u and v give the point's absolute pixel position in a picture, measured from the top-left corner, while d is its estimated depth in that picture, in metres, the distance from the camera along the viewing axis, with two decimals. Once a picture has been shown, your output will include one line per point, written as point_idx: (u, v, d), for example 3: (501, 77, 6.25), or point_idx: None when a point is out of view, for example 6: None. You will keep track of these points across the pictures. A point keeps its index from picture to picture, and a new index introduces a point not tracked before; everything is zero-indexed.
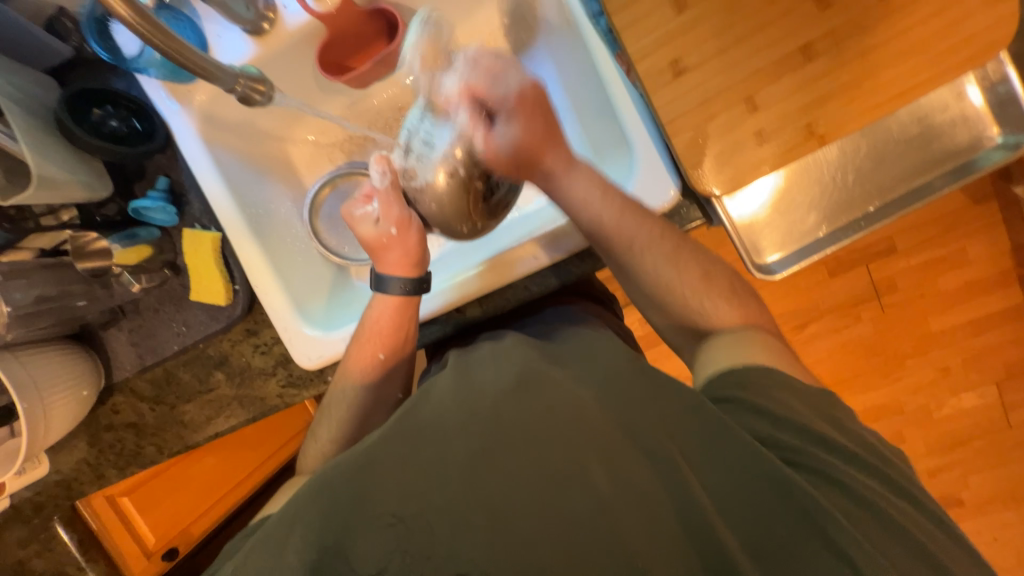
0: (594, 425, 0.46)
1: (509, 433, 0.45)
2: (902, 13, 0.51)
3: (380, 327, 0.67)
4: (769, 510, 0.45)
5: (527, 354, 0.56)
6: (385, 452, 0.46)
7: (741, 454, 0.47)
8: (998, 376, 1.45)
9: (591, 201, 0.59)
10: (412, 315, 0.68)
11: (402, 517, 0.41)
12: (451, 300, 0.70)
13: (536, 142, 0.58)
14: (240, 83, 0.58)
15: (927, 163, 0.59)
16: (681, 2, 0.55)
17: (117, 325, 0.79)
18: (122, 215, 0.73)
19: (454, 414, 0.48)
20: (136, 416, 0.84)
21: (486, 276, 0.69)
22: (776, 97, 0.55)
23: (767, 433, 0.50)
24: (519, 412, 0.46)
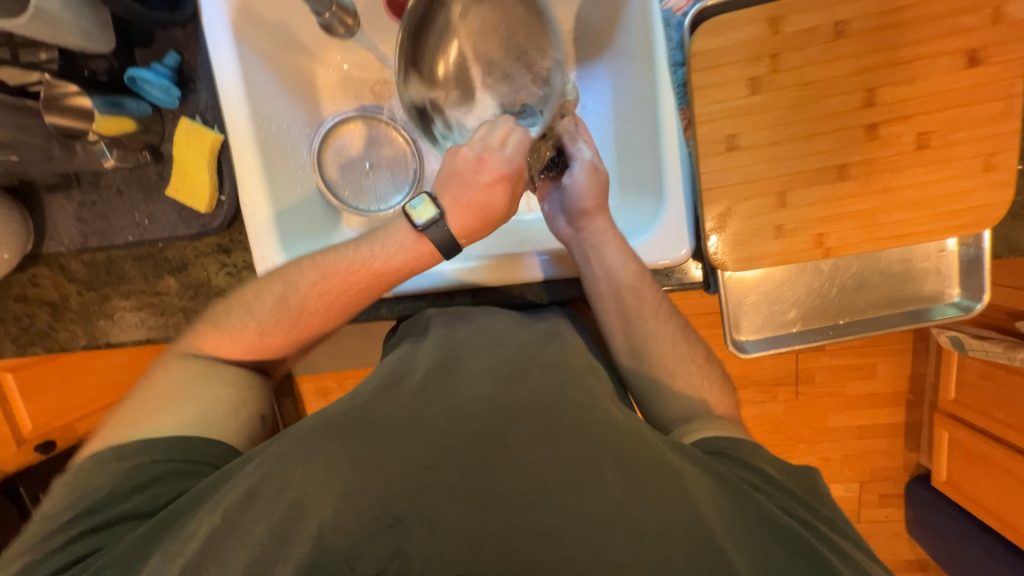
0: (625, 435, 0.47)
1: (516, 411, 0.47)
2: (927, 168, 0.57)
3: (400, 261, 0.58)
4: (770, 546, 0.42)
5: (519, 352, 0.56)
6: (390, 414, 0.47)
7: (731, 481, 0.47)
8: (864, 477, 1.68)
9: (619, 269, 0.63)
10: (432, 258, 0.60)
11: (399, 516, 0.39)
12: (472, 280, 0.68)
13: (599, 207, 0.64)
14: None
15: (897, 299, 0.66)
16: (756, 85, 0.57)
17: (66, 193, 0.70)
18: (111, 76, 0.64)
19: (444, 392, 0.50)
20: (56, 295, 0.76)
21: (488, 271, 0.68)
22: (803, 201, 0.59)
23: (757, 480, 0.49)
24: (522, 410, 0.47)
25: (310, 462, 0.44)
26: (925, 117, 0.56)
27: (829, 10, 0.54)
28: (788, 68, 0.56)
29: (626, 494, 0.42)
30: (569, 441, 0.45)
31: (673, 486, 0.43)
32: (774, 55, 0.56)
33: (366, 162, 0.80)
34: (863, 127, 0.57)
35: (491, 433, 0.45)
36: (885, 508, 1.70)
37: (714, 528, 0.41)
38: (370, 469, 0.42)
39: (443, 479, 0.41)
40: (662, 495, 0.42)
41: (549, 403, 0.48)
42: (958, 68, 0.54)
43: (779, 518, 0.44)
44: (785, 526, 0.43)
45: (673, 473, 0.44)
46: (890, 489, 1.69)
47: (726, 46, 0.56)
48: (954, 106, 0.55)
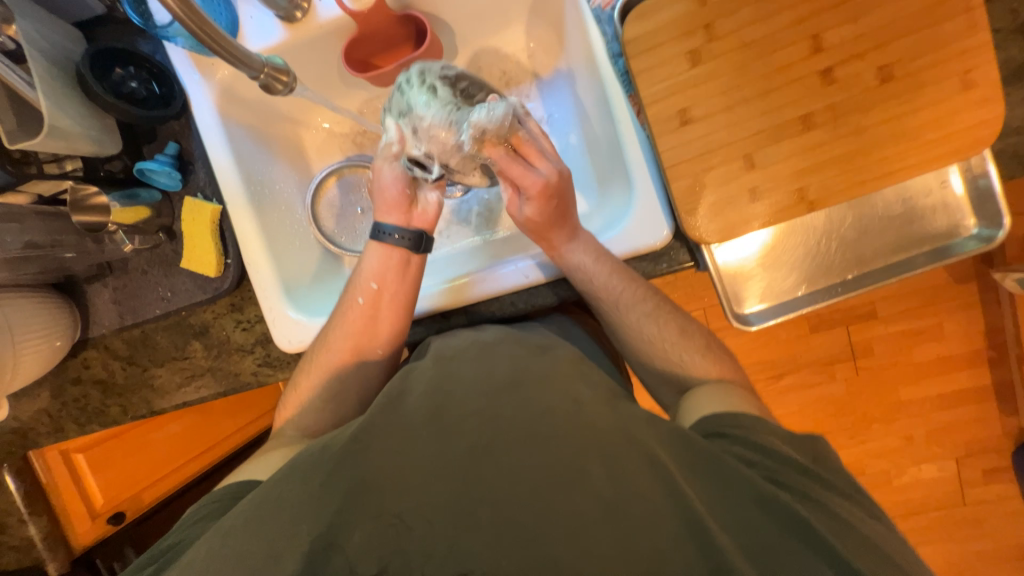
0: (611, 430, 0.47)
1: (499, 419, 0.47)
2: (898, 99, 0.54)
3: (369, 272, 0.66)
4: (762, 524, 0.42)
5: (511, 355, 0.56)
6: (378, 434, 0.48)
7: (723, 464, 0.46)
8: (957, 452, 1.50)
9: (587, 265, 0.63)
10: (399, 264, 0.67)
11: (402, 517, 0.43)
12: (438, 305, 0.71)
13: (552, 219, 0.63)
14: (265, 71, 0.58)
15: (906, 242, 0.62)
16: (697, 56, 0.57)
17: (103, 281, 0.80)
18: (126, 174, 0.73)
19: (437, 406, 0.50)
20: (105, 373, 0.84)
21: (450, 294, 0.70)
22: (772, 159, 0.58)
23: (751, 454, 0.48)
24: (512, 417, 0.47)
25: (304, 486, 0.45)
26: (881, 50, 0.54)
27: None
28: (725, 33, 0.56)
29: (612, 490, 0.42)
30: (553, 444, 0.45)
31: (658, 476, 0.43)
32: (708, 24, 0.56)
33: (357, 207, 0.85)
34: (819, 73, 0.55)
35: (473, 444, 0.45)
36: (991, 485, 1.50)
37: (704, 514, 0.41)
38: (367, 495, 0.44)
39: (432, 493, 0.43)
40: (654, 486, 0.43)
41: (530, 406, 0.48)
42: None
43: (771, 491, 0.44)
44: (779, 501, 0.43)
45: (659, 465, 0.44)
46: (992, 462, 1.49)
47: (659, 27, 0.57)
48: (911, 32, 0.53)
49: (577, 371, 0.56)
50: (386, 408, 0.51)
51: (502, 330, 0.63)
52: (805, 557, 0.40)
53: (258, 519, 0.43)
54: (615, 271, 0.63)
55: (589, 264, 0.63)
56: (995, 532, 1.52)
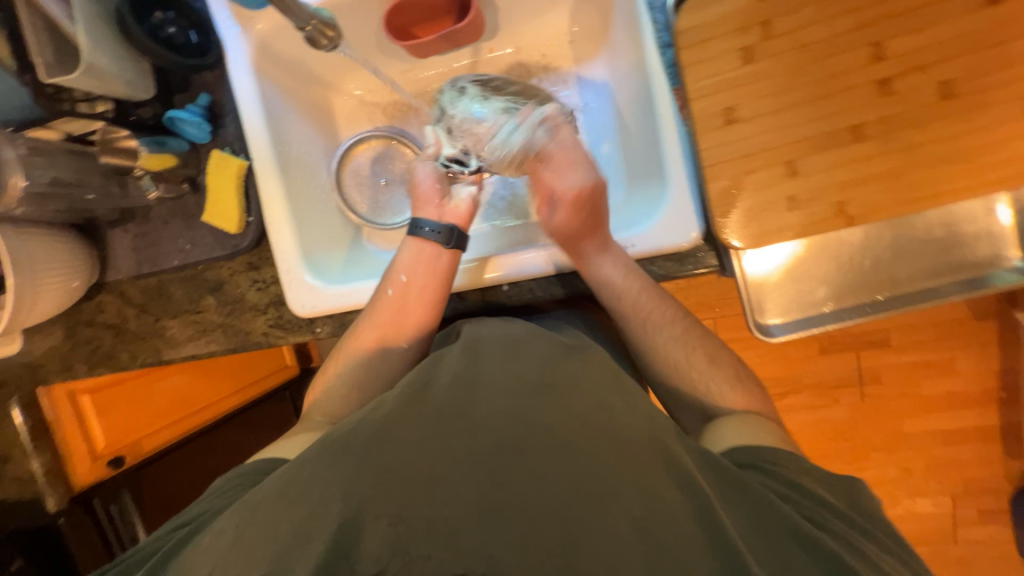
0: (653, 453, 0.46)
1: (532, 421, 0.46)
2: (956, 118, 0.52)
3: (405, 259, 0.66)
4: (792, 558, 0.42)
5: (540, 355, 0.55)
6: (401, 424, 0.47)
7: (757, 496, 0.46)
8: (956, 490, 1.48)
9: (616, 280, 0.63)
10: (433, 263, 0.66)
11: (401, 516, 0.41)
12: (456, 284, 0.70)
13: (580, 230, 0.64)
14: (312, 23, 0.56)
15: (943, 268, 0.60)
16: (750, 54, 0.55)
17: (124, 227, 0.80)
18: (156, 121, 0.72)
19: (461, 401, 0.49)
20: (118, 318, 0.85)
21: (470, 273, 0.70)
22: (816, 168, 0.56)
23: (784, 489, 0.48)
24: (540, 422, 0.46)
25: (331, 470, 0.44)
26: (945, 64, 0.51)
27: None
28: (782, 32, 0.54)
29: (645, 506, 0.41)
30: (588, 454, 0.44)
31: (692, 501, 0.43)
32: (766, 21, 0.54)
33: (382, 179, 0.85)
34: (875, 83, 0.53)
35: (507, 444, 0.44)
36: (986, 526, 1.48)
37: (738, 546, 0.41)
38: (384, 484, 0.43)
39: (461, 491, 0.42)
40: (680, 510, 0.42)
41: (566, 412, 0.47)
42: (979, 7, 0.50)
43: (808, 531, 0.43)
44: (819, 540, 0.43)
45: (695, 487, 0.44)
46: (990, 503, 1.47)
47: (714, 19, 0.55)
48: (979, 48, 0.50)
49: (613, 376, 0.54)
50: (410, 399, 0.50)
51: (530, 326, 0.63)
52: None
53: (285, 497, 0.44)
54: (643, 289, 0.62)
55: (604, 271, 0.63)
56: (984, 574, 1.50)
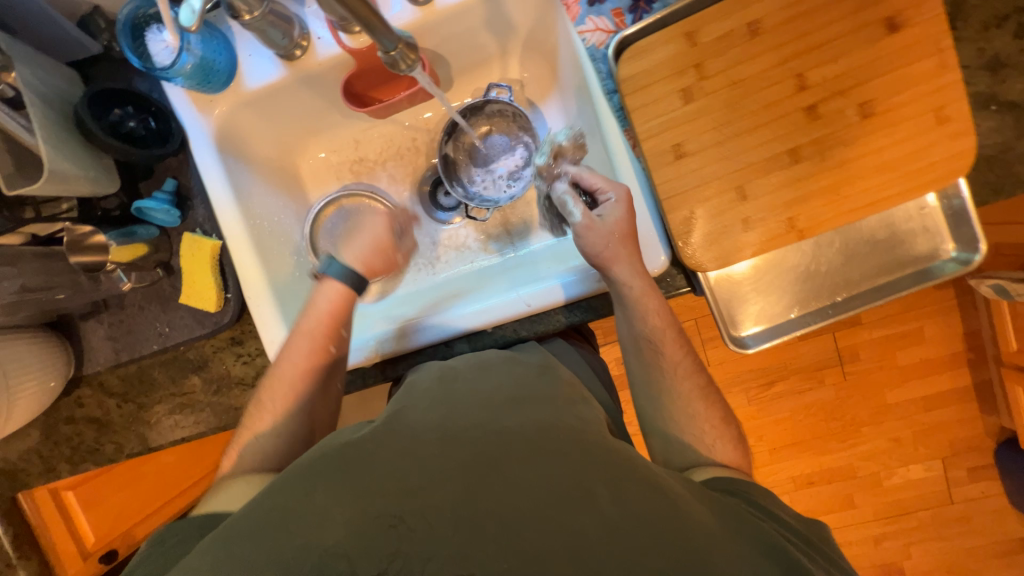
0: (628, 457, 0.50)
1: (519, 440, 0.49)
2: (878, 134, 0.57)
3: (325, 325, 0.70)
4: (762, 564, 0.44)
5: (523, 381, 0.60)
6: (384, 442, 0.50)
7: (730, 512, 0.50)
8: (943, 453, 1.55)
9: (642, 296, 0.62)
10: (345, 310, 0.72)
11: (402, 517, 0.43)
12: (389, 349, 0.74)
13: (611, 248, 0.60)
14: (398, 48, 0.57)
15: (891, 266, 0.65)
16: (688, 94, 0.59)
17: (98, 318, 0.79)
18: (122, 211, 0.73)
19: (445, 424, 0.52)
20: (99, 410, 0.83)
21: (390, 342, 0.74)
22: (763, 190, 0.60)
23: (755, 510, 0.52)
24: (522, 437, 0.49)
25: (332, 485, 0.47)
26: (861, 88, 0.57)
27: (738, 14, 0.57)
28: (715, 72, 0.59)
29: (616, 510, 0.43)
30: (560, 462, 0.47)
31: (663, 503, 0.45)
32: (698, 64, 0.59)
33: None
34: (804, 109, 0.58)
35: (484, 461, 0.47)
36: (976, 484, 1.55)
37: None
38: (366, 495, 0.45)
39: (437, 507, 0.43)
40: (658, 509, 0.44)
41: (538, 425, 0.51)
42: (882, 36, 0.56)
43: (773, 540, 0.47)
44: (782, 552, 0.46)
45: (661, 489, 0.47)
46: (977, 461, 1.54)
47: (652, 66, 0.59)
48: (888, 71, 0.56)
49: (576, 396, 0.63)
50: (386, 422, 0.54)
51: (512, 362, 0.65)
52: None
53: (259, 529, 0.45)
54: (660, 308, 0.63)
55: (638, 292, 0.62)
56: (984, 530, 1.56)
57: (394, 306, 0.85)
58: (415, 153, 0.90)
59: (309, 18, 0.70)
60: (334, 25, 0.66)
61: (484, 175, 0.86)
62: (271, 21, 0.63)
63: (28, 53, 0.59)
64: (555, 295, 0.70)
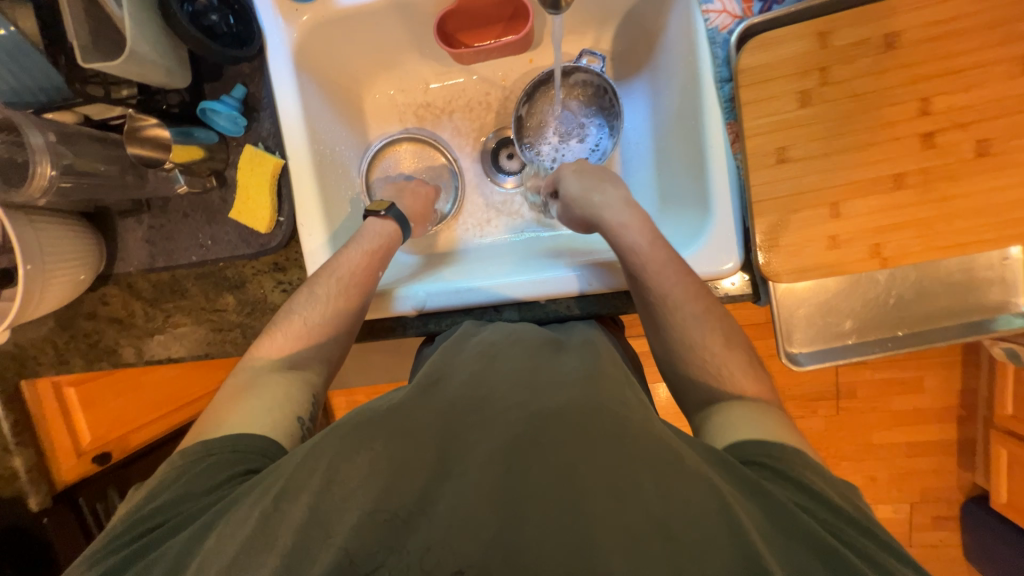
0: (673, 446, 0.45)
1: (553, 420, 0.45)
2: (989, 175, 0.56)
3: (373, 257, 0.69)
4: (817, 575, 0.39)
5: (562, 361, 0.56)
6: (414, 416, 0.48)
7: (781, 507, 0.43)
8: (915, 499, 1.60)
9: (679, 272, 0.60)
10: (391, 245, 0.72)
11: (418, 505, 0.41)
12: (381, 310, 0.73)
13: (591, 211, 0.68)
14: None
15: (958, 310, 0.64)
16: (806, 98, 0.57)
17: (138, 217, 0.76)
18: (182, 108, 0.68)
19: (476, 399, 0.49)
20: (124, 312, 0.81)
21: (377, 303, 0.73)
22: (858, 212, 0.59)
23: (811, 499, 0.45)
24: (561, 418, 0.45)
25: (359, 457, 0.45)
26: (983, 125, 0.55)
27: (878, 23, 0.55)
28: (839, 80, 0.56)
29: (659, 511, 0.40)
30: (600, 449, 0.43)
31: (706, 498, 0.41)
32: (824, 68, 0.56)
33: (410, 183, 0.85)
34: (920, 136, 0.56)
35: (515, 453, 0.43)
36: (939, 532, 1.61)
37: None
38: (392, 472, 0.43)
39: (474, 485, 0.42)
40: (702, 510, 0.40)
41: (582, 404, 0.47)
42: (1019, 74, 0.54)
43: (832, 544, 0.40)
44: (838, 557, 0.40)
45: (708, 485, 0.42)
46: (944, 511, 1.60)
47: (776, 61, 0.57)
48: (1016, 112, 0.54)
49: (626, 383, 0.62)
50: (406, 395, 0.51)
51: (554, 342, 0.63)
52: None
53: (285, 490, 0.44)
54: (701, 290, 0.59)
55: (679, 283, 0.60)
56: None
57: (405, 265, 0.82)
58: (485, 108, 0.86)
59: None
60: None
61: (557, 142, 0.83)
62: None
63: None
64: (616, 280, 0.68)
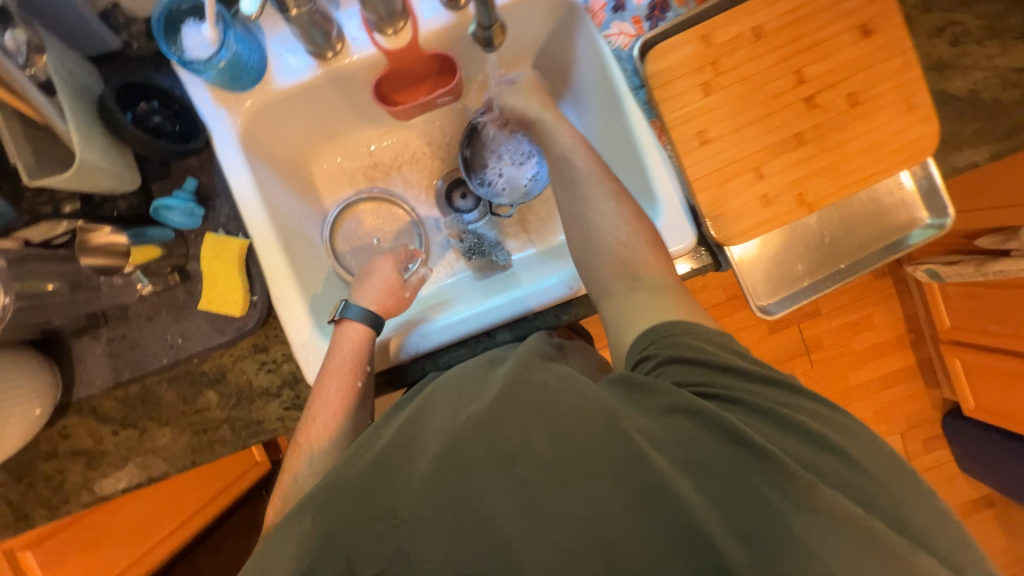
0: (584, 406, 0.48)
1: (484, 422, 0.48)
2: (864, 119, 0.68)
3: (349, 372, 0.67)
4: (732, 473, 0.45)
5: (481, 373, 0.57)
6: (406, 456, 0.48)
7: (688, 409, 0.48)
8: (902, 427, 1.71)
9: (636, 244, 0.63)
10: (365, 351, 0.70)
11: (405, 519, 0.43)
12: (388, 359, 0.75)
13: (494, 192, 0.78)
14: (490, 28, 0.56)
15: (881, 234, 0.75)
16: (708, 88, 0.67)
17: (95, 333, 0.72)
18: (131, 213, 0.68)
19: (418, 432, 0.51)
20: (89, 441, 0.74)
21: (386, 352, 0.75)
22: (777, 170, 0.68)
23: (721, 401, 0.49)
24: (492, 417, 0.48)
25: None
26: (847, 82, 0.67)
27: (744, 20, 0.66)
28: (729, 69, 0.67)
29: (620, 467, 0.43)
30: (529, 437, 0.46)
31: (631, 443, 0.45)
32: (715, 62, 0.67)
33: (375, 239, 0.87)
34: (803, 100, 0.67)
35: None
36: (932, 453, 1.72)
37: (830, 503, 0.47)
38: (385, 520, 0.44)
39: None
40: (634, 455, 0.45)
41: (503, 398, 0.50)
42: (858, 39, 0.67)
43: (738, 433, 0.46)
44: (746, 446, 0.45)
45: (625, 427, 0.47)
46: (929, 431, 1.72)
47: (675, 63, 0.67)
48: (867, 68, 0.67)
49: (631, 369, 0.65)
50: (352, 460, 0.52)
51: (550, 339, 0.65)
52: (792, 517, 0.42)
53: None
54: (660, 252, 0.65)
55: (622, 240, 0.64)
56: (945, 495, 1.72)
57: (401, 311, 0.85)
58: (430, 157, 0.92)
59: (344, 20, 0.71)
60: (370, 24, 0.67)
61: (504, 169, 0.89)
62: (313, 21, 0.64)
63: (53, 42, 0.56)
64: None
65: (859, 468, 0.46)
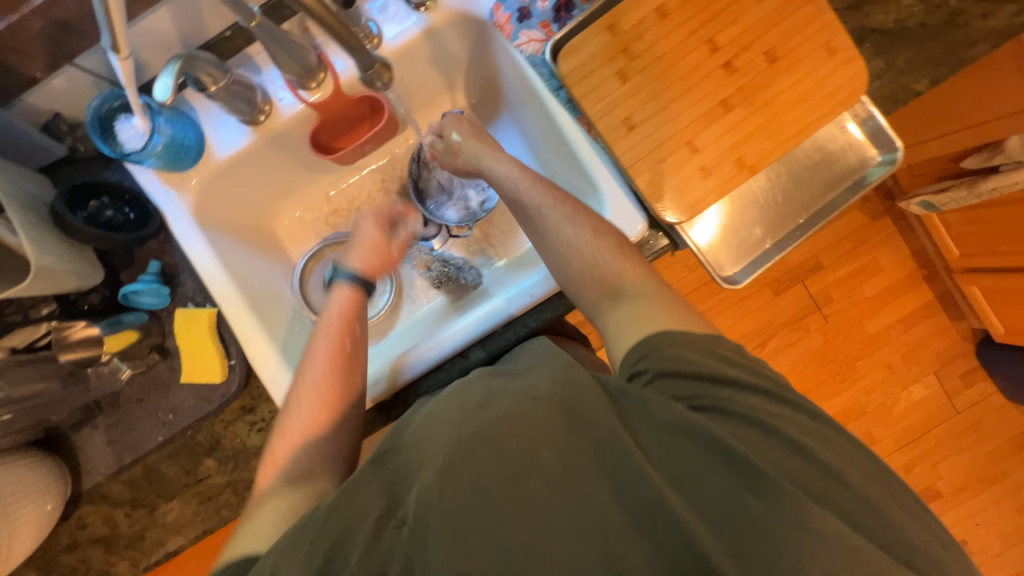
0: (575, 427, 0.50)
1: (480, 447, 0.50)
2: (787, 72, 0.67)
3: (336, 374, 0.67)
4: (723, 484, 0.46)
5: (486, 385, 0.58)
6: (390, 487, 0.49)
7: (671, 419, 0.49)
8: (936, 366, 1.63)
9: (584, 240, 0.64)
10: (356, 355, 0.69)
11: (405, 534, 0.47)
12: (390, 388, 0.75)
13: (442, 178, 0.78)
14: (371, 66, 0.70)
15: (834, 180, 0.73)
16: (624, 75, 0.68)
17: (92, 424, 0.74)
18: (106, 303, 0.72)
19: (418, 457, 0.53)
20: (107, 526, 0.79)
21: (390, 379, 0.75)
22: (709, 140, 0.68)
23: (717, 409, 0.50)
24: (487, 443, 0.50)
25: None
26: (761, 41, 0.67)
27: (646, 3, 0.67)
28: (641, 52, 0.67)
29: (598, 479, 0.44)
30: (523, 467, 0.48)
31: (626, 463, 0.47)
32: (625, 49, 0.67)
33: None
34: (721, 67, 0.67)
35: None
36: (973, 388, 1.63)
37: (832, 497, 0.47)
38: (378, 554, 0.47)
39: None
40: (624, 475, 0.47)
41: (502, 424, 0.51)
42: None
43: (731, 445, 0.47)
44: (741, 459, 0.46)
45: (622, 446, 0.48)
46: (965, 366, 1.64)
47: (586, 59, 0.68)
48: (778, 23, 0.67)
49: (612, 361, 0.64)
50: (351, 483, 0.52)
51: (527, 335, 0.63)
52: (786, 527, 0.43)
53: None
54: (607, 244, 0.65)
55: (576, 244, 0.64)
56: (997, 429, 1.63)
57: (392, 348, 0.87)
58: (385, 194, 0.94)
59: (267, 84, 0.74)
60: (292, 84, 0.70)
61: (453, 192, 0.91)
62: (235, 91, 0.67)
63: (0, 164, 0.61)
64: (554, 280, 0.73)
65: (840, 479, 0.46)
